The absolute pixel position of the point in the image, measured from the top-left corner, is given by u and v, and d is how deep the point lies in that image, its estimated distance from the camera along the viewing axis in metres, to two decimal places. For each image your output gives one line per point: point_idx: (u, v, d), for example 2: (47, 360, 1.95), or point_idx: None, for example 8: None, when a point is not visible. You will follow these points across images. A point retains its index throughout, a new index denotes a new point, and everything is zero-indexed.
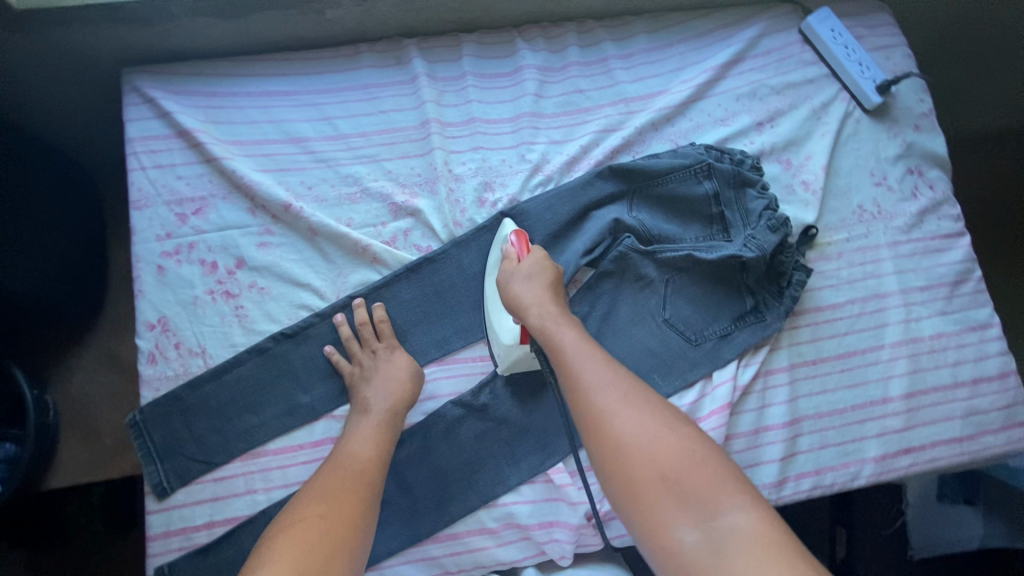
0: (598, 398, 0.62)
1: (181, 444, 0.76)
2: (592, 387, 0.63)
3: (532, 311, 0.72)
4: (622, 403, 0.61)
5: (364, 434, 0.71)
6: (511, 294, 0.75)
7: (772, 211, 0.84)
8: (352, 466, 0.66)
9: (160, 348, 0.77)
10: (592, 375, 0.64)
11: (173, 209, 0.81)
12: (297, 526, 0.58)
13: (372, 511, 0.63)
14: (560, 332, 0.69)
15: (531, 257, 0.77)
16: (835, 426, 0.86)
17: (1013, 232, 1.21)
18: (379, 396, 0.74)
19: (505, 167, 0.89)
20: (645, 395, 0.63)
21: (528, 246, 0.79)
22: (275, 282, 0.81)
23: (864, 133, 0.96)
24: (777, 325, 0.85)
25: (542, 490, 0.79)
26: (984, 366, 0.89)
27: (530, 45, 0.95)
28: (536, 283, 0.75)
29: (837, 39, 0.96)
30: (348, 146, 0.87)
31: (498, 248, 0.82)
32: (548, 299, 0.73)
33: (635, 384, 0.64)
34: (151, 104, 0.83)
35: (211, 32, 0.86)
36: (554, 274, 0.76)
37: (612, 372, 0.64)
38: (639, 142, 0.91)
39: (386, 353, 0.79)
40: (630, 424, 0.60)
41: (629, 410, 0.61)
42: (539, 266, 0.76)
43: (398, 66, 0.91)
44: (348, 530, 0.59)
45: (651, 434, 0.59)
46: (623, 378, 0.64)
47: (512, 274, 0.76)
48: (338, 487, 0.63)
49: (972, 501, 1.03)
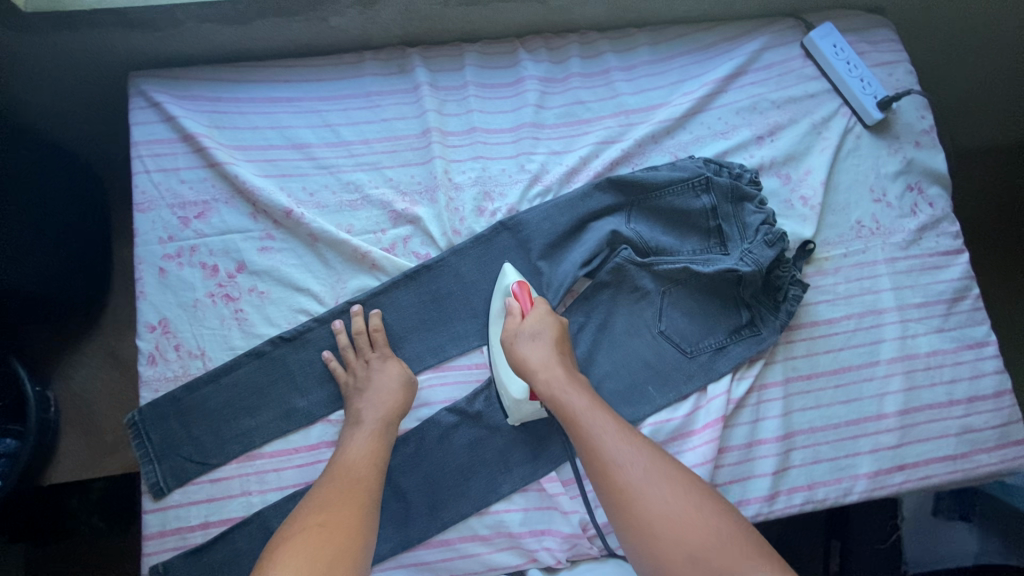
0: (620, 476, 0.64)
1: (178, 445, 0.77)
2: (613, 462, 0.65)
3: (541, 377, 0.73)
4: (644, 479, 0.63)
5: (362, 442, 0.72)
6: (517, 354, 0.75)
7: (769, 226, 0.84)
8: (349, 474, 0.68)
9: (160, 349, 0.78)
10: (612, 449, 0.65)
11: (176, 212, 0.82)
12: (300, 535, 0.59)
13: (372, 516, 0.64)
14: (572, 400, 0.70)
15: (534, 312, 0.78)
16: (829, 441, 0.86)
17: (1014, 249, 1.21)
18: (371, 406, 0.75)
19: (505, 176, 0.89)
20: (663, 467, 0.65)
21: (530, 297, 0.80)
22: (274, 286, 0.82)
23: (864, 149, 0.96)
24: (772, 339, 0.86)
25: (534, 499, 0.80)
26: (979, 385, 0.89)
27: (532, 56, 0.95)
28: (544, 343, 0.75)
29: (839, 55, 0.96)
30: (349, 153, 0.87)
31: (500, 298, 0.83)
32: (555, 363, 0.74)
33: (652, 454, 0.66)
34: (157, 108, 0.85)
35: (217, 38, 0.87)
36: (559, 330, 0.77)
37: (629, 443, 0.66)
38: (639, 154, 0.92)
39: (380, 361, 0.80)
40: (654, 502, 0.62)
41: (651, 487, 0.63)
42: (544, 324, 0.77)
43: (400, 74, 0.92)
44: (349, 537, 0.60)
45: (675, 511, 0.61)
46: (639, 448, 0.66)
47: (517, 332, 0.76)
48: (338, 496, 0.64)
49: (967, 517, 1.04)
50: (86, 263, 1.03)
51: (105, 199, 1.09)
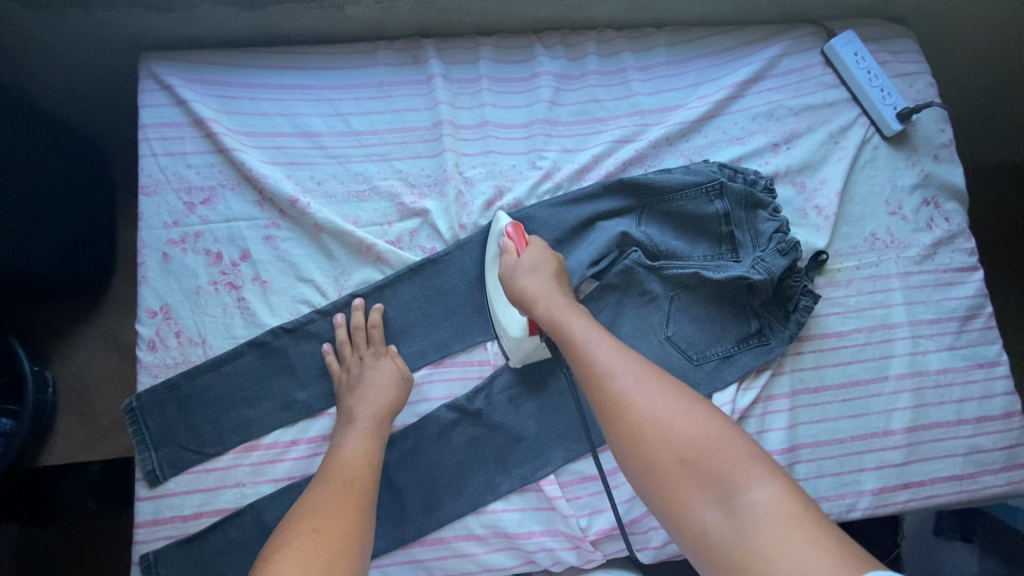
0: (609, 383, 0.61)
1: (175, 433, 0.76)
2: (602, 371, 0.62)
3: (539, 303, 0.71)
4: (636, 387, 0.61)
5: (354, 444, 0.70)
6: (516, 286, 0.73)
7: (782, 234, 0.83)
8: (344, 477, 0.65)
9: (161, 335, 0.77)
10: (601, 357, 0.64)
11: (182, 196, 0.81)
12: (294, 541, 0.56)
13: (368, 520, 0.62)
14: (568, 321, 0.68)
15: (531, 250, 0.76)
16: (834, 456, 0.84)
17: None
18: (364, 404, 0.73)
19: (515, 172, 0.88)
20: (656, 377, 0.62)
21: (525, 238, 0.78)
22: (278, 276, 0.81)
23: (881, 160, 0.94)
24: (780, 349, 0.85)
25: (532, 501, 0.79)
26: (989, 406, 0.87)
27: (548, 52, 0.94)
28: (540, 275, 0.74)
29: (860, 63, 0.95)
30: (359, 143, 0.86)
31: (495, 243, 0.81)
32: (552, 289, 0.72)
33: (645, 365, 0.64)
34: (168, 91, 0.84)
35: (230, 22, 0.86)
36: (556, 265, 0.76)
37: (620, 354, 0.64)
38: (652, 156, 0.90)
39: (372, 358, 0.78)
40: (645, 406, 0.59)
41: (642, 393, 0.60)
42: (541, 259, 0.75)
43: (414, 65, 0.91)
44: (347, 540, 0.58)
45: (666, 414, 0.59)
46: (632, 360, 0.64)
47: (515, 267, 0.75)
48: (332, 499, 0.62)
49: (968, 538, 1.02)
50: (88, 242, 1.01)
51: (109, 181, 1.08)
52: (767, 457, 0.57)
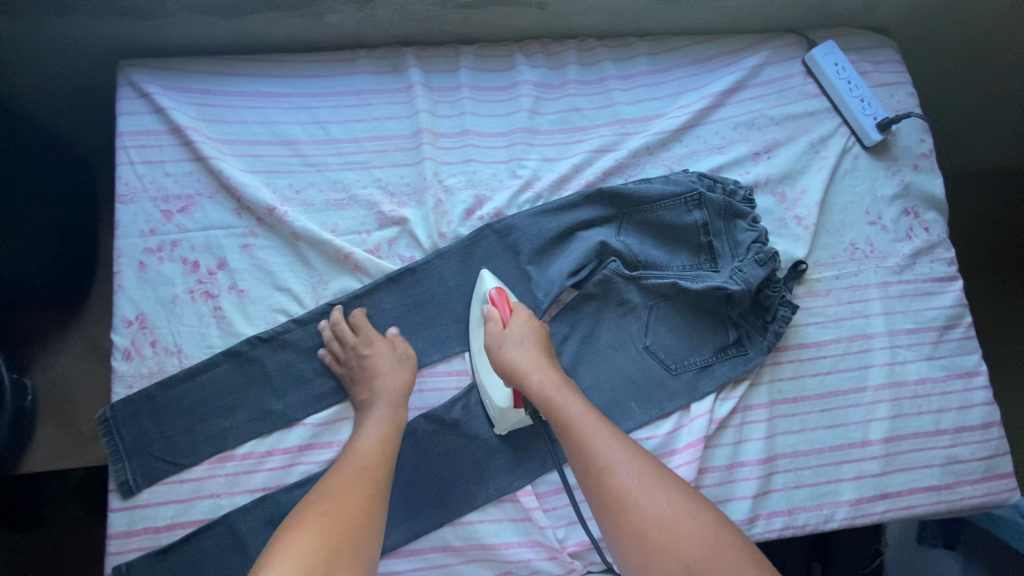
0: (614, 481, 0.63)
1: (150, 443, 0.75)
2: (606, 468, 0.64)
3: (533, 378, 0.72)
4: (641, 488, 0.63)
5: (370, 433, 0.71)
6: (504, 358, 0.73)
7: (760, 245, 0.83)
8: (357, 463, 0.67)
9: (136, 344, 0.76)
10: (603, 453, 0.65)
11: (159, 205, 0.80)
12: (303, 522, 0.59)
13: (377, 510, 0.64)
14: (564, 405, 0.69)
15: (514, 318, 0.77)
16: (812, 466, 0.84)
17: (1012, 272, 1.20)
18: (377, 390, 0.75)
19: (495, 181, 0.88)
20: (659, 476, 0.64)
21: (509, 303, 0.79)
22: (255, 285, 0.80)
23: (861, 170, 0.94)
24: (758, 359, 0.85)
25: (509, 512, 0.79)
26: (967, 416, 0.88)
27: (529, 61, 0.94)
28: (528, 347, 0.74)
29: (840, 74, 0.95)
30: (338, 152, 0.86)
31: (479, 304, 0.82)
32: (545, 364, 0.73)
33: (646, 461, 0.66)
34: (145, 99, 0.83)
35: (209, 29, 0.85)
36: (541, 334, 0.77)
37: (623, 449, 0.66)
38: (633, 165, 0.90)
39: (368, 345, 0.78)
40: (651, 510, 0.61)
41: (647, 495, 0.62)
42: (527, 330, 0.76)
43: (394, 74, 0.91)
44: (354, 525, 0.60)
45: (673, 519, 0.61)
46: (635, 456, 0.65)
47: (502, 338, 0.75)
48: (346, 485, 0.64)
49: (951, 545, 1.02)
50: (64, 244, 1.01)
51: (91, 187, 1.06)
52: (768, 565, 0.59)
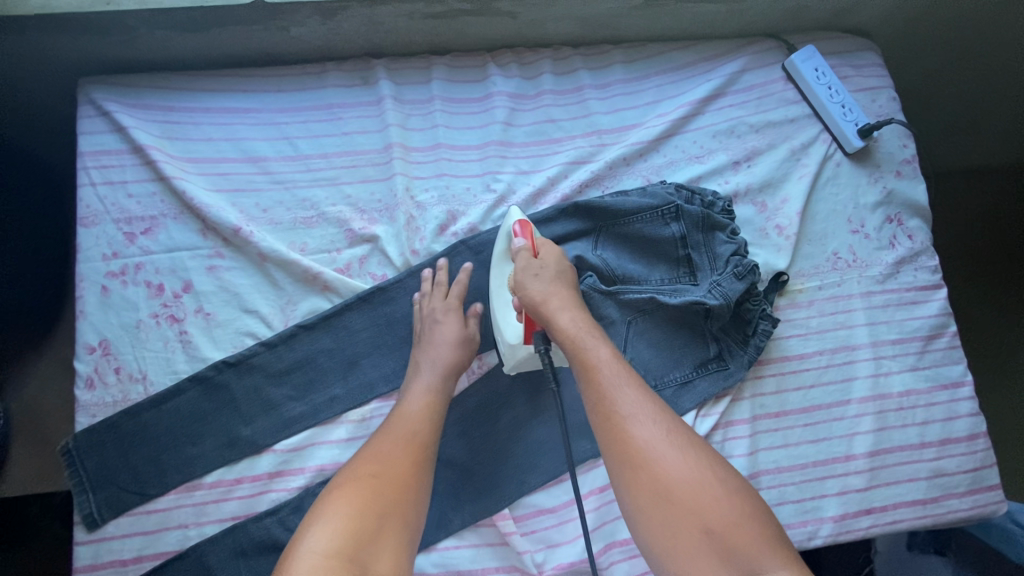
0: (637, 431, 0.62)
1: (115, 473, 0.73)
2: (631, 419, 0.63)
3: (561, 321, 0.71)
4: (665, 443, 0.61)
5: (417, 397, 0.72)
6: (532, 294, 0.73)
7: (740, 258, 0.80)
8: (405, 425, 0.68)
9: (99, 372, 0.74)
10: (629, 403, 0.64)
11: (122, 227, 0.78)
12: (351, 483, 0.61)
13: (424, 473, 0.65)
14: (593, 351, 0.68)
15: (544, 254, 0.76)
16: (795, 482, 0.83)
17: (1006, 278, 1.18)
18: (430, 358, 0.75)
19: (469, 196, 0.85)
20: (682, 433, 0.63)
21: (533, 238, 0.77)
22: (222, 307, 0.78)
23: (844, 177, 0.92)
24: (739, 374, 0.83)
25: (487, 536, 0.77)
26: (953, 427, 0.86)
27: (503, 71, 0.92)
28: (559, 287, 0.74)
29: (821, 79, 0.93)
30: (307, 168, 0.84)
31: (504, 240, 0.78)
32: (574, 309, 0.72)
33: (671, 417, 0.64)
34: (107, 117, 0.81)
35: (171, 45, 0.83)
36: (569, 277, 0.76)
37: (649, 401, 0.64)
38: (610, 176, 0.88)
39: (442, 313, 0.77)
40: (673, 467, 0.60)
41: (671, 450, 0.61)
42: (559, 269, 0.75)
43: (364, 86, 0.89)
44: (401, 491, 0.62)
45: (693, 477, 0.59)
46: (660, 409, 0.64)
47: (533, 271, 0.74)
48: (395, 448, 0.65)
49: (943, 551, 0.96)
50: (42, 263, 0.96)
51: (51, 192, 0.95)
52: (783, 537, 0.58)
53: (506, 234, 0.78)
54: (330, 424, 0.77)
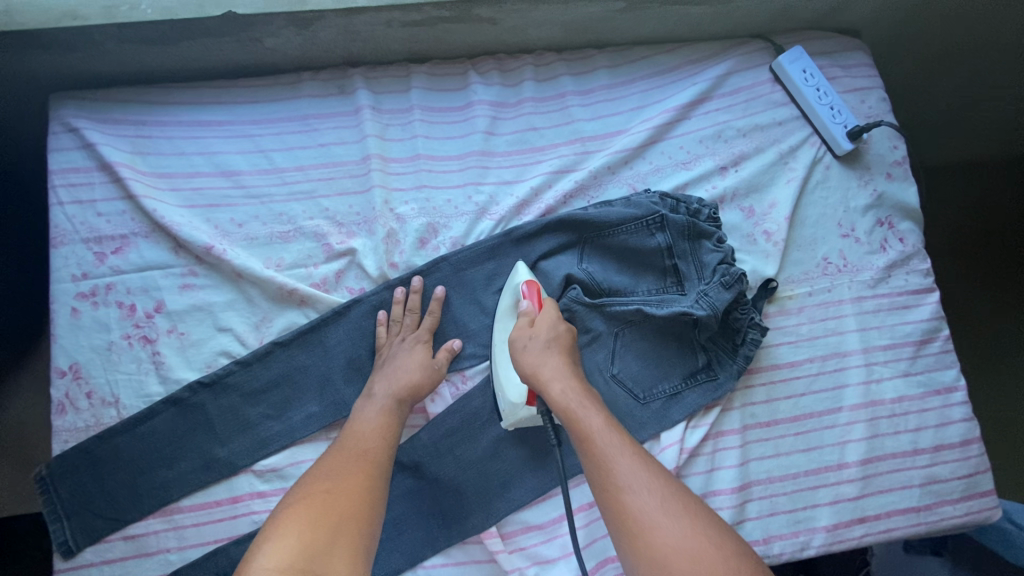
0: (634, 503, 0.59)
1: (90, 499, 0.72)
2: (627, 489, 0.60)
3: (555, 388, 0.69)
4: (662, 513, 0.59)
5: (371, 416, 0.71)
6: (527, 361, 0.71)
7: (727, 265, 0.79)
8: (356, 446, 0.67)
9: (71, 397, 0.73)
10: (621, 471, 0.61)
11: (91, 247, 0.76)
12: (301, 502, 0.59)
13: (379, 488, 0.63)
14: (585, 416, 0.66)
15: (544, 317, 0.74)
16: (787, 492, 0.82)
17: (1004, 275, 1.16)
18: (386, 382, 0.74)
19: (451, 207, 0.83)
20: (679, 500, 0.60)
21: (540, 297, 0.77)
22: (195, 327, 0.76)
23: (833, 180, 0.91)
24: (728, 385, 0.81)
25: (473, 553, 0.76)
26: (947, 433, 0.85)
27: (483, 79, 0.90)
28: (554, 351, 0.72)
29: (809, 81, 0.91)
30: (283, 181, 0.82)
31: (509, 296, 0.79)
32: (569, 376, 0.70)
33: (668, 483, 0.62)
34: (75, 134, 0.79)
35: (140, 58, 0.80)
36: (568, 340, 0.74)
37: (645, 468, 0.62)
38: (595, 185, 0.87)
39: (408, 341, 0.77)
40: (671, 536, 0.57)
41: (668, 520, 0.58)
42: (556, 331, 0.74)
43: (340, 96, 0.87)
44: (351, 504, 0.60)
45: (692, 543, 0.57)
46: (654, 474, 0.62)
47: (529, 337, 0.73)
48: (345, 466, 0.64)
49: (939, 552, 0.95)
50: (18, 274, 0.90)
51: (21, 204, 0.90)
52: None
53: (514, 292, 0.78)
54: (312, 443, 0.76)
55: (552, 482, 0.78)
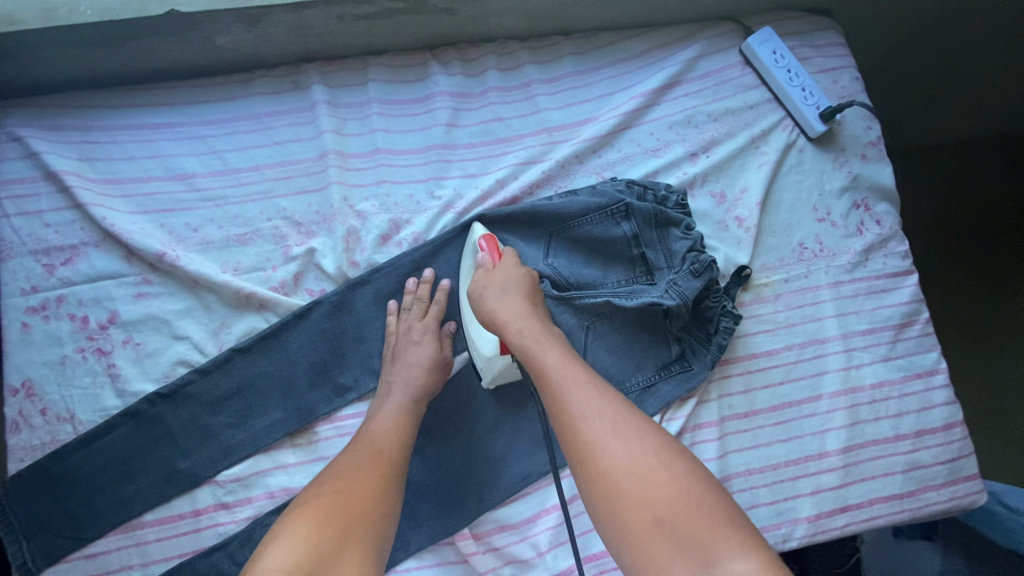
0: (586, 426, 0.58)
1: (47, 520, 0.69)
2: (578, 415, 0.59)
3: (512, 328, 0.68)
4: (614, 435, 0.57)
5: (387, 416, 0.69)
6: (485, 308, 0.70)
7: (696, 253, 0.77)
8: (373, 445, 0.64)
9: (24, 415, 0.70)
10: (576, 399, 0.60)
11: (40, 259, 0.74)
12: (313, 502, 0.57)
13: (393, 492, 0.61)
14: (541, 351, 0.65)
15: (504, 267, 0.73)
16: (767, 484, 0.80)
17: (991, 252, 1.14)
18: (401, 379, 0.72)
19: (413, 203, 0.81)
20: (635, 425, 0.58)
21: (498, 250, 0.75)
22: (152, 336, 0.74)
23: (807, 163, 0.89)
24: (704, 375, 0.80)
25: (446, 555, 0.74)
26: (929, 418, 0.83)
27: (445, 69, 0.88)
28: (511, 296, 0.70)
29: (779, 62, 0.89)
30: (238, 182, 0.80)
31: (470, 256, 0.77)
32: (526, 316, 0.69)
33: (624, 408, 0.60)
34: (19, 143, 0.76)
35: (85, 62, 0.78)
36: (528, 282, 0.72)
37: (600, 396, 0.60)
38: (562, 175, 0.85)
39: (419, 333, 0.76)
40: (623, 459, 0.56)
41: (621, 442, 0.57)
42: (513, 279, 0.72)
43: (295, 92, 0.85)
44: (365, 508, 0.58)
45: (641, 465, 0.55)
46: (611, 401, 0.60)
47: (484, 285, 0.72)
48: (361, 465, 0.62)
49: (929, 536, 0.94)
50: None
51: None
52: (746, 522, 0.54)
53: (473, 248, 0.77)
54: (276, 450, 0.74)
55: (526, 480, 0.76)
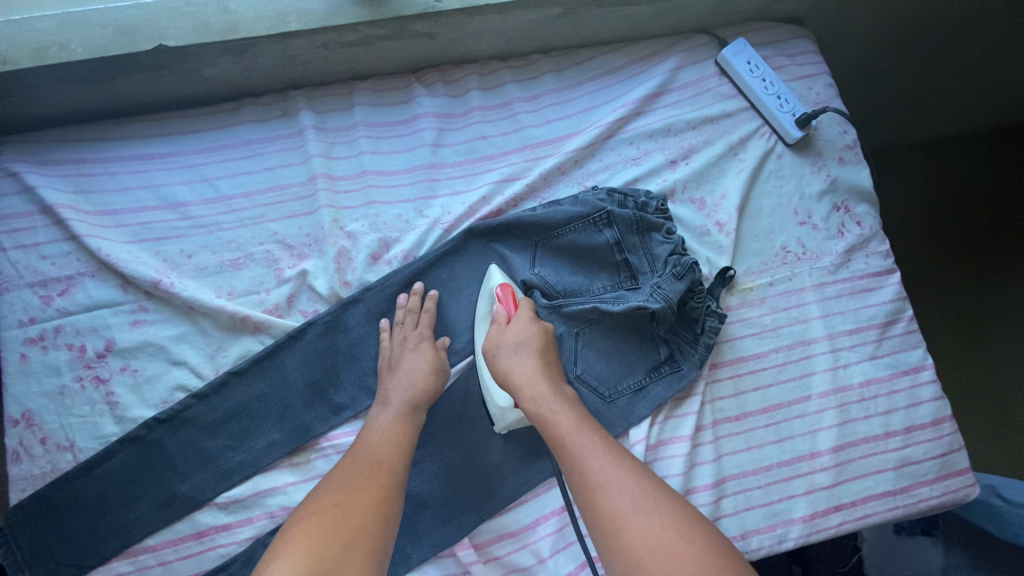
0: (608, 500, 0.59)
1: (50, 548, 0.70)
2: (599, 487, 0.60)
3: (525, 393, 0.69)
4: (633, 509, 0.58)
5: (384, 425, 0.70)
6: (500, 366, 0.72)
7: (678, 256, 0.79)
8: (370, 456, 0.65)
9: (24, 445, 0.71)
10: (595, 471, 0.61)
11: (38, 291, 0.75)
12: (311, 518, 0.58)
13: (394, 500, 0.62)
14: (557, 418, 0.67)
15: (519, 319, 0.75)
16: (761, 485, 0.81)
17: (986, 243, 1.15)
18: (399, 387, 0.73)
19: (402, 222, 0.83)
20: (652, 496, 0.60)
21: (515, 299, 0.78)
22: (149, 362, 0.75)
23: (787, 169, 0.91)
24: (692, 375, 0.81)
25: (448, 567, 0.75)
26: (918, 413, 0.84)
27: (428, 91, 0.90)
28: (527, 354, 0.72)
29: (754, 72, 0.91)
30: (230, 209, 0.81)
31: (486, 302, 0.80)
32: (540, 378, 0.71)
33: (641, 479, 0.61)
34: (14, 178, 0.78)
35: (77, 97, 0.80)
36: (542, 337, 0.74)
37: (618, 467, 0.62)
38: (545, 187, 0.87)
39: (414, 342, 0.77)
40: (642, 530, 0.56)
41: (642, 515, 0.58)
42: (527, 334, 0.74)
43: (283, 118, 0.87)
44: (366, 519, 0.59)
45: (661, 533, 0.56)
46: (627, 472, 0.61)
47: (499, 343, 0.73)
48: (359, 477, 0.63)
49: (929, 532, 0.94)
50: None
51: None
52: None
53: (490, 295, 0.79)
54: (275, 471, 0.75)
55: (524, 489, 0.77)
